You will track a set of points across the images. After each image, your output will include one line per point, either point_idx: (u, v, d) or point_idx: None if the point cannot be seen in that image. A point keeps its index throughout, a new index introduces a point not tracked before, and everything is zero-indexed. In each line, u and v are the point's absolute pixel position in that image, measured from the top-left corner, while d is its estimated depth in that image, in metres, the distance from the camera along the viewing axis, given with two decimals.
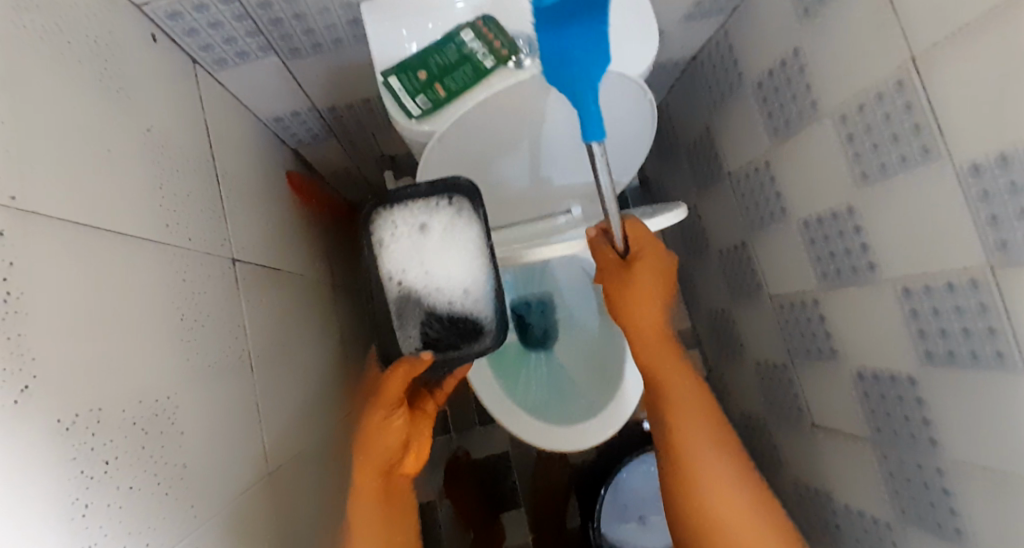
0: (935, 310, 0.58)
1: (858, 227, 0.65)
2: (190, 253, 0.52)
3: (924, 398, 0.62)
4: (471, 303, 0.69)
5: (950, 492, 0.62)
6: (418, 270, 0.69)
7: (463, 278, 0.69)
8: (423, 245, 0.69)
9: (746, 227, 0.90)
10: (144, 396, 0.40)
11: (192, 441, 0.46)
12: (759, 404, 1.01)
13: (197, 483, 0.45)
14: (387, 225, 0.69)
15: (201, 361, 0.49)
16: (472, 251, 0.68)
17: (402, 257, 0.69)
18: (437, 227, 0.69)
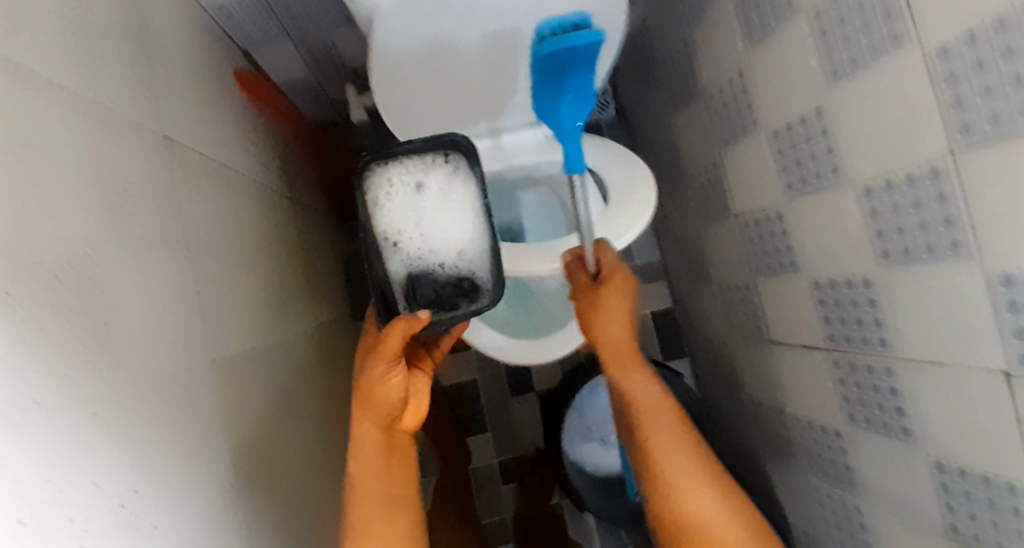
0: (894, 206, 0.57)
1: (825, 129, 0.64)
2: (139, 119, 0.48)
3: (878, 299, 0.63)
4: (467, 264, 0.71)
5: (897, 391, 0.64)
6: (414, 232, 0.70)
7: (460, 238, 0.70)
8: (420, 205, 0.70)
9: (717, 145, 0.88)
10: (58, 238, 0.33)
11: (123, 306, 0.39)
12: (722, 329, 1.03)
13: (133, 352, 0.40)
14: (383, 185, 0.70)
15: (136, 230, 0.43)
16: (468, 213, 0.70)
17: (398, 215, 0.70)
18: (434, 187, 0.70)
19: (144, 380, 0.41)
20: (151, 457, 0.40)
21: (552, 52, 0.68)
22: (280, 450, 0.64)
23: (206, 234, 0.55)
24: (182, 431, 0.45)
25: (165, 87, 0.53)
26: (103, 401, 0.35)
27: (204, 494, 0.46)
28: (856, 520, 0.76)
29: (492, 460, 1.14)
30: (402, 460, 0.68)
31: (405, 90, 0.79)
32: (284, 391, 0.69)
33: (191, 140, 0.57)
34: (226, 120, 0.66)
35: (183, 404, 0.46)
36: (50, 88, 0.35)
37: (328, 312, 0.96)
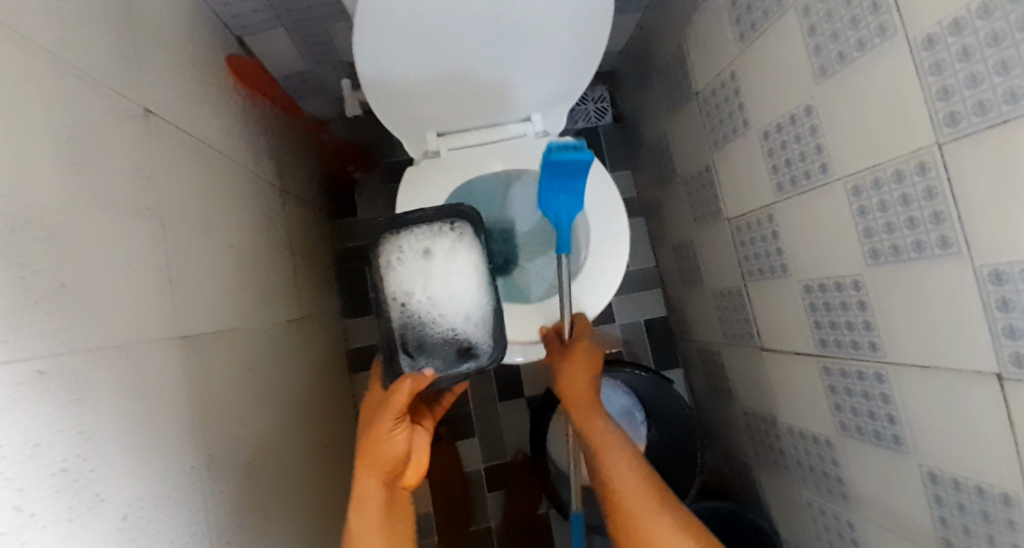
0: (882, 204, 0.55)
1: (815, 127, 0.63)
2: (117, 90, 0.47)
3: (868, 301, 0.61)
4: (474, 328, 0.61)
5: (889, 398, 0.61)
6: (420, 295, 0.61)
7: (471, 305, 0.61)
8: (427, 270, 0.61)
9: (710, 148, 0.88)
10: (18, 193, 0.33)
11: (80, 264, 0.38)
12: (715, 337, 1.00)
13: (90, 313, 0.38)
14: (389, 251, 0.61)
15: (99, 193, 0.42)
16: (477, 279, 0.62)
17: (406, 280, 0.61)
18: (442, 252, 0.62)
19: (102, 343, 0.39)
20: (105, 425, 0.38)
21: (558, 159, 0.70)
22: (266, 437, 0.63)
23: (180, 208, 0.54)
24: (150, 400, 0.43)
25: (144, 63, 0.53)
26: (48, 355, 0.33)
27: (175, 467, 0.45)
28: (849, 536, 0.72)
29: (479, 466, 1.11)
30: (402, 512, 0.68)
31: (403, 87, 0.77)
32: (271, 378, 0.68)
33: (175, 119, 0.57)
34: (212, 105, 0.67)
35: (149, 375, 0.44)
36: (8, 37, 0.34)
37: (316, 305, 0.95)
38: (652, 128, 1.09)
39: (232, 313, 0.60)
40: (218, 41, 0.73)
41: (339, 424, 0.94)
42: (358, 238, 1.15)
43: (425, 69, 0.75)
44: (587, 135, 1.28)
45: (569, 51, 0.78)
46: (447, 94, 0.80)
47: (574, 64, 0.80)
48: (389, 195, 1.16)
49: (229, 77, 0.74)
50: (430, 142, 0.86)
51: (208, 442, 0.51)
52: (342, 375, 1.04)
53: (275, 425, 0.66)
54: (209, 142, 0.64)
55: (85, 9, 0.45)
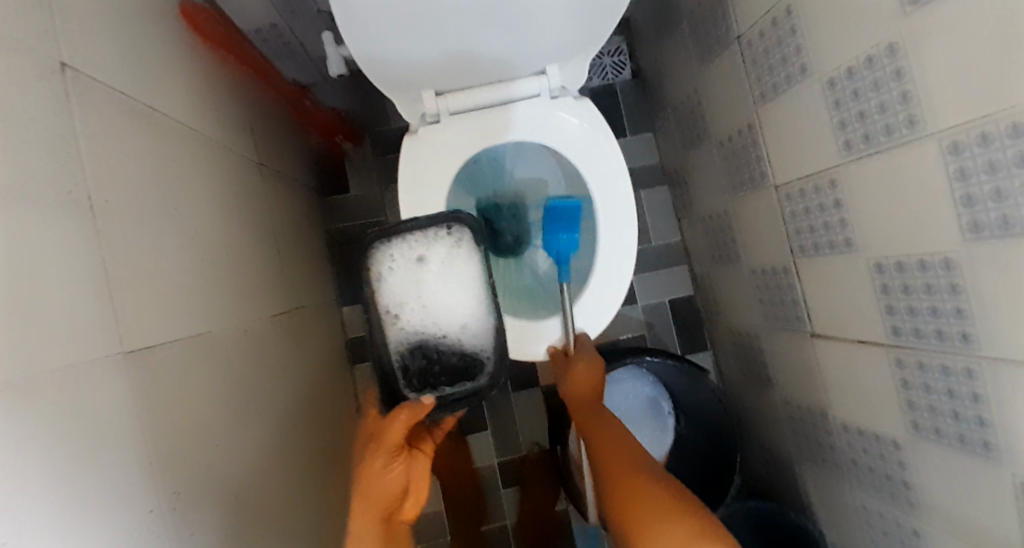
0: (991, 164, 0.44)
1: (900, 70, 0.51)
2: (19, 39, 0.36)
3: (961, 284, 0.50)
4: (473, 340, 0.62)
5: (980, 398, 0.51)
6: (415, 304, 0.61)
7: (467, 316, 0.62)
8: (422, 279, 0.62)
9: (754, 102, 0.75)
10: None
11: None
12: (753, 319, 0.90)
13: (0, 338, 0.27)
14: (382, 258, 0.61)
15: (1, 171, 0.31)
16: (473, 288, 0.62)
17: (401, 291, 0.61)
18: (437, 261, 0.62)
19: (23, 377, 0.29)
20: (31, 489, 0.27)
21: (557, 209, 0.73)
22: (245, 456, 0.54)
23: (119, 191, 0.43)
24: (92, 438, 0.34)
25: (58, 5, 0.41)
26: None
27: (126, 517, 0.36)
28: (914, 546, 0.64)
29: (492, 460, 1.04)
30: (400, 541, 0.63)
31: (377, 48, 0.62)
32: (251, 387, 0.58)
33: (104, 80, 0.45)
34: (157, 63, 0.55)
35: (87, 406, 0.34)
36: None
37: (305, 293, 0.86)
38: (680, 83, 0.96)
39: (196, 315, 0.51)
40: None
41: (337, 423, 0.86)
42: (352, 217, 1.04)
43: (410, 15, 0.58)
44: (603, 95, 1.14)
45: (593, 2, 0.62)
46: (436, 51, 0.64)
47: (570, 46, 0.69)
48: (385, 167, 1.05)
49: (180, 29, 0.62)
50: (426, 103, 0.71)
51: (172, 475, 0.42)
52: (340, 367, 0.96)
53: (257, 440, 0.57)
54: (155, 109, 0.52)
55: None
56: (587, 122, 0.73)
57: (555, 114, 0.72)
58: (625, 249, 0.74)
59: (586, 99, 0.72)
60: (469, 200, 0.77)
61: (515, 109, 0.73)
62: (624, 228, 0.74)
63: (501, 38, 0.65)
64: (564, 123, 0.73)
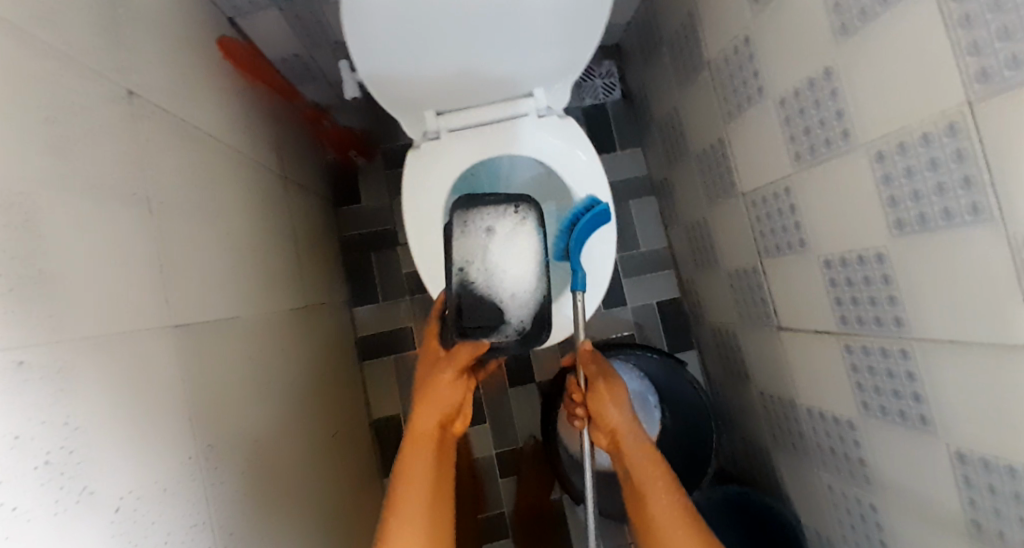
0: (908, 170, 0.51)
1: (835, 91, 0.59)
2: (97, 76, 0.45)
3: (892, 275, 0.57)
4: (520, 305, 0.65)
5: (914, 376, 0.57)
6: (479, 266, 0.65)
7: (519, 285, 0.65)
8: (488, 246, 0.65)
9: (723, 119, 0.83)
10: None
11: (62, 252, 0.36)
12: (731, 317, 0.97)
13: (71, 303, 0.36)
14: (462, 220, 0.66)
15: (75, 177, 0.39)
16: (530, 264, 0.65)
17: (470, 253, 0.65)
18: (504, 233, 0.66)
19: (88, 333, 0.38)
20: (87, 416, 0.36)
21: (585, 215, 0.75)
22: (263, 427, 0.62)
23: (170, 193, 0.53)
24: (139, 391, 0.42)
25: (126, 47, 0.51)
26: (24, 344, 0.31)
27: (169, 458, 0.44)
28: (871, 521, 0.69)
29: (491, 452, 1.11)
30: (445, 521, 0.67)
31: (386, 73, 0.72)
32: (270, 368, 0.67)
33: (161, 106, 0.55)
34: (199, 89, 0.65)
35: (140, 366, 0.43)
36: None
37: (319, 292, 0.94)
38: (663, 102, 1.04)
39: (228, 302, 0.59)
40: (206, 22, 0.71)
41: (344, 411, 0.94)
42: (363, 226, 1.14)
43: (419, 34, 0.67)
44: (595, 113, 1.24)
45: (579, 24, 0.71)
46: (440, 71, 0.73)
47: (554, 75, 0.78)
48: (393, 180, 1.15)
49: (218, 61, 0.72)
50: (428, 121, 0.80)
51: (208, 432, 0.51)
52: (349, 363, 1.04)
53: (272, 415, 0.65)
54: (199, 127, 0.62)
55: None
56: (571, 137, 0.82)
57: (544, 130, 0.81)
58: (607, 251, 0.82)
59: (569, 118, 0.82)
60: None
61: (507, 127, 0.81)
62: (606, 232, 0.82)
63: (492, 67, 0.74)
64: (552, 139, 0.82)
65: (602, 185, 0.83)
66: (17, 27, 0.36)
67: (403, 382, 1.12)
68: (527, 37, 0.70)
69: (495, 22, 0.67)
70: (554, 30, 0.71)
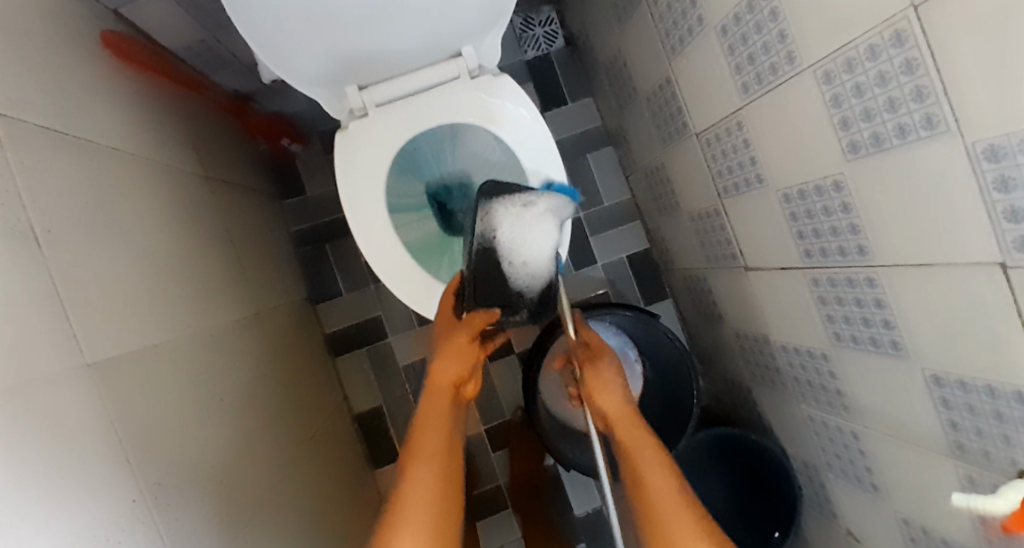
0: (857, 88, 0.48)
1: (774, 11, 0.54)
2: None
3: (851, 202, 0.54)
4: (529, 276, 0.68)
5: (883, 303, 0.56)
6: (506, 235, 0.63)
7: (537, 261, 0.67)
8: (518, 220, 0.63)
9: (667, 57, 0.79)
10: None
11: None
12: (698, 262, 0.95)
13: None
14: (495, 193, 0.61)
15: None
16: (548, 245, 0.67)
17: (501, 221, 0.62)
18: (534, 214, 0.64)
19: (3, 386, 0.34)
20: (17, 477, 0.33)
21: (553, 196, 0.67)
22: (218, 451, 0.59)
23: (64, 218, 0.47)
24: (64, 445, 0.39)
25: None
26: None
27: (112, 504, 0.41)
28: (854, 447, 0.70)
29: (479, 429, 1.10)
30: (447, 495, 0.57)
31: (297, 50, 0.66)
32: (219, 389, 0.64)
33: (40, 122, 0.49)
34: (87, 95, 0.58)
35: (60, 419, 0.39)
36: None
37: (272, 296, 0.90)
38: (606, 45, 0.99)
39: (154, 327, 0.55)
40: (84, 17, 0.63)
41: (317, 413, 0.92)
42: (312, 218, 1.09)
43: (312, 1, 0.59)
44: (540, 65, 1.17)
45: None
46: (345, 38, 0.66)
47: (480, 30, 0.72)
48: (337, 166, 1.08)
49: (106, 60, 0.64)
50: (352, 99, 0.74)
51: (154, 468, 0.48)
52: (318, 362, 1.01)
53: (226, 439, 0.62)
54: (88, 138, 0.55)
55: None
56: (509, 96, 0.77)
57: (477, 91, 0.76)
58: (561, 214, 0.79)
59: (504, 75, 0.77)
60: (420, 186, 0.83)
61: (436, 94, 0.76)
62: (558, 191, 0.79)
63: (414, 32, 0.68)
64: (486, 102, 0.76)
65: (549, 144, 0.78)
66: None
67: (380, 372, 1.09)
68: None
69: None
70: None
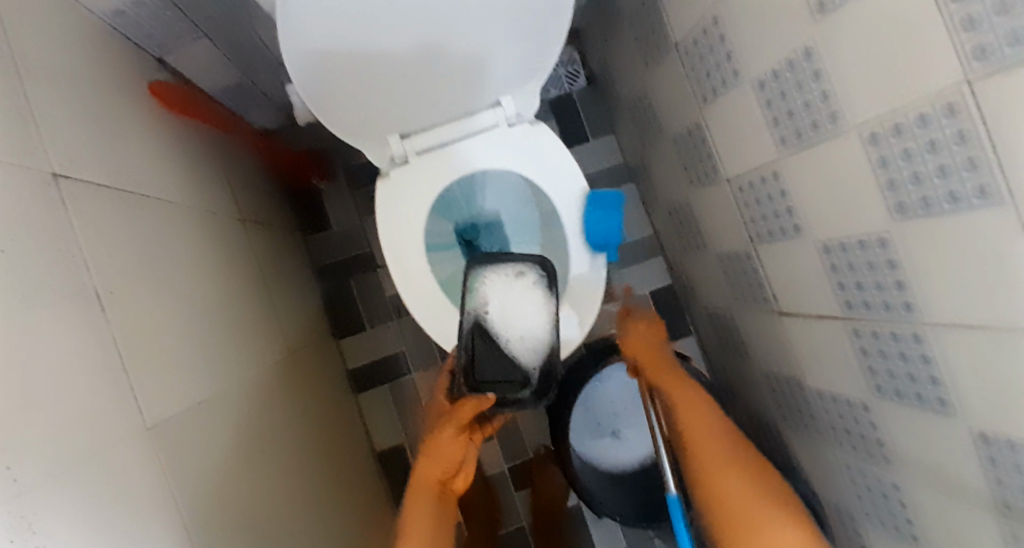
0: (907, 152, 0.48)
1: (817, 72, 0.55)
2: (18, 163, 0.39)
3: (897, 259, 0.55)
4: (524, 350, 0.69)
5: (930, 358, 0.56)
6: (497, 307, 0.70)
7: (533, 334, 0.69)
8: (509, 292, 0.71)
9: (698, 104, 0.80)
10: None
11: (31, 378, 0.33)
12: (726, 302, 0.96)
13: (42, 439, 0.33)
14: (486, 266, 0.72)
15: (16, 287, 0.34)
16: (543, 318, 0.70)
17: (492, 291, 0.71)
18: (524, 284, 0.71)
19: (63, 466, 0.34)
20: None
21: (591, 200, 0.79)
22: (255, 504, 0.58)
23: (120, 277, 0.47)
24: (117, 515, 0.38)
25: (42, 119, 0.44)
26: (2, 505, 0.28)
27: None
28: (893, 496, 0.70)
29: (502, 467, 1.10)
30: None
31: (338, 102, 0.67)
32: (256, 439, 0.63)
33: (94, 180, 0.48)
34: (134, 148, 0.58)
35: (114, 489, 0.38)
36: None
37: (299, 334, 0.89)
38: (631, 85, 1.00)
39: (198, 380, 0.54)
40: (132, 68, 0.64)
41: (344, 455, 0.91)
42: (334, 253, 1.09)
43: (369, 42, 0.59)
44: (562, 104, 1.19)
45: (541, 18, 0.65)
46: (390, 88, 0.67)
47: (517, 84, 0.74)
48: (364, 201, 1.09)
49: (148, 109, 0.64)
50: (393, 145, 0.75)
51: (199, 533, 0.47)
52: (343, 401, 1.00)
53: (263, 492, 0.61)
54: (136, 191, 0.55)
55: None
56: (545, 142, 0.79)
57: (514, 140, 0.78)
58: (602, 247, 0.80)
59: (540, 123, 0.79)
60: (448, 225, 0.84)
61: (481, 141, 0.77)
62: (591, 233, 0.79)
63: (450, 88, 0.70)
64: (523, 149, 0.78)
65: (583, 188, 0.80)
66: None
67: (403, 408, 1.09)
68: (483, 60, 0.67)
69: (447, 53, 0.64)
70: (512, 49, 0.68)
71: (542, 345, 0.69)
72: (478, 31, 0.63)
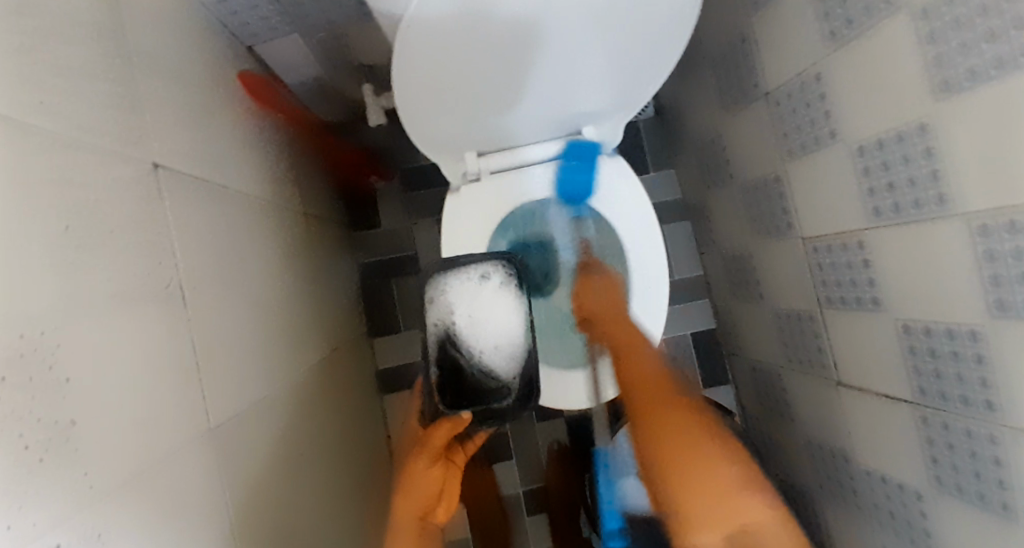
0: (1017, 250, 0.45)
1: (930, 149, 0.52)
2: (120, 152, 0.38)
3: (986, 356, 0.51)
4: (501, 359, 0.68)
5: (1001, 463, 0.52)
6: (463, 312, 0.69)
7: (506, 341, 0.68)
8: (477, 294, 0.70)
9: (782, 156, 0.78)
10: (26, 327, 0.26)
11: (102, 383, 0.32)
12: (778, 358, 0.93)
13: (112, 443, 0.32)
14: (447, 273, 0.70)
15: (103, 286, 0.33)
16: (516, 321, 0.70)
17: (456, 297, 0.69)
18: (492, 285, 0.70)
19: (132, 472, 0.33)
20: None
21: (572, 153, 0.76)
22: (290, 510, 0.57)
23: (200, 271, 0.47)
24: (170, 527, 0.37)
25: (143, 102, 0.43)
26: (59, 523, 0.26)
27: None
28: None
29: (518, 490, 1.09)
30: None
31: (431, 122, 0.66)
32: (298, 441, 0.63)
33: (187, 172, 0.48)
34: (222, 137, 0.58)
35: (174, 497, 0.38)
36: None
37: (341, 331, 0.89)
38: (704, 124, 0.98)
39: (255, 380, 0.54)
40: (225, 55, 0.64)
41: (370, 458, 0.91)
42: (382, 252, 1.09)
43: (475, 65, 0.59)
44: (628, 132, 1.19)
45: (647, 58, 0.64)
46: (483, 112, 0.67)
47: (603, 115, 0.73)
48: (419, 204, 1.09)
49: (236, 97, 0.64)
50: (469, 163, 0.74)
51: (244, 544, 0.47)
52: (371, 401, 1.00)
53: (298, 497, 0.60)
54: (221, 183, 0.55)
55: (85, 64, 0.36)
56: (619, 175, 0.78)
57: (589, 170, 0.78)
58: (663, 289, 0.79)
59: (619, 156, 0.78)
60: (501, 243, 0.80)
61: (555, 168, 0.77)
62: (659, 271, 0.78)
63: (540, 113, 0.69)
64: (597, 180, 0.78)
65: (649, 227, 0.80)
66: (19, 119, 0.27)
67: None
68: (580, 92, 0.67)
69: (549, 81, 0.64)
70: (609, 85, 0.67)
71: (513, 349, 0.68)
72: (585, 65, 0.63)
